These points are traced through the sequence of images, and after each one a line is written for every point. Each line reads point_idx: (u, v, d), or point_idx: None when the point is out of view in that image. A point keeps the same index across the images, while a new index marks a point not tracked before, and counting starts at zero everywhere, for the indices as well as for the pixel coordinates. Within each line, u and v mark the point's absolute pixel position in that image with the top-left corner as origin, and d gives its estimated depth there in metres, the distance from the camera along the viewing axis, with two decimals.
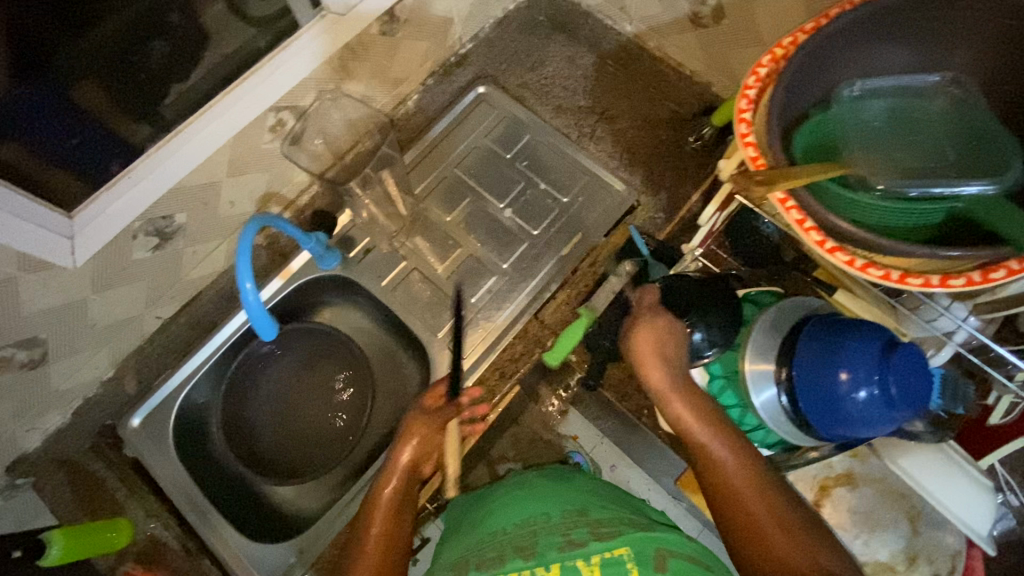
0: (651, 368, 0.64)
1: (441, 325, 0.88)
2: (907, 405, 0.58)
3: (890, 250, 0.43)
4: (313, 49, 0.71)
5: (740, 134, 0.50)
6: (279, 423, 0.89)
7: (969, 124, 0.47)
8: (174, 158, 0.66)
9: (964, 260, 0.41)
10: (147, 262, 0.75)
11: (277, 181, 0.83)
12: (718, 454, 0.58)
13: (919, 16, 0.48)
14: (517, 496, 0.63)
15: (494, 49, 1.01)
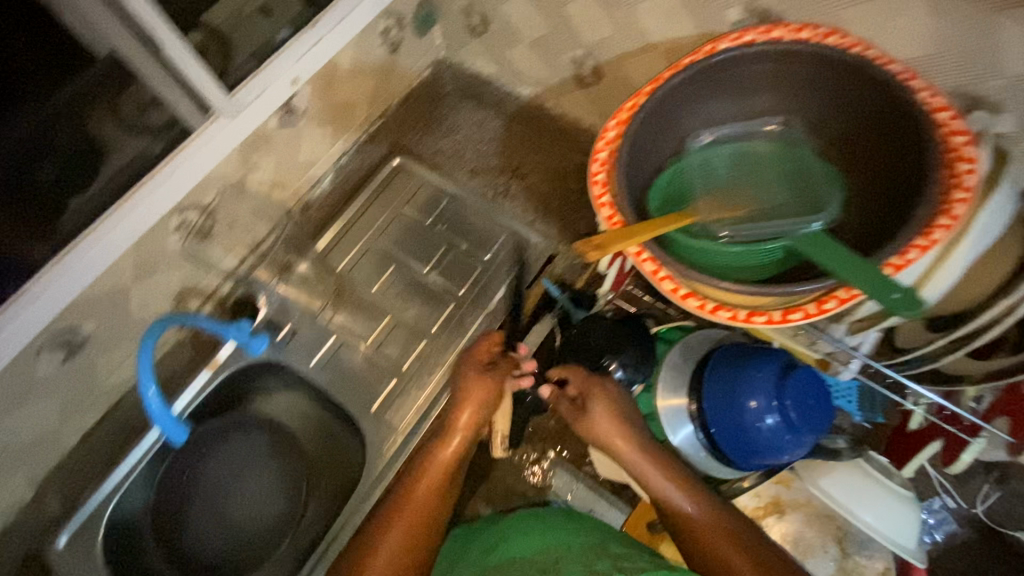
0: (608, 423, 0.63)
1: (374, 398, 0.86)
2: (809, 427, 0.60)
3: (735, 292, 0.45)
4: (210, 151, 0.73)
5: (595, 196, 0.53)
6: (219, 523, 0.82)
7: (796, 165, 0.51)
8: (70, 273, 0.65)
9: (798, 295, 0.44)
10: (57, 376, 0.73)
11: (192, 277, 0.84)
12: (659, 489, 0.59)
13: (738, 71, 0.52)
14: (520, 530, 0.67)
15: (404, 123, 1.06)
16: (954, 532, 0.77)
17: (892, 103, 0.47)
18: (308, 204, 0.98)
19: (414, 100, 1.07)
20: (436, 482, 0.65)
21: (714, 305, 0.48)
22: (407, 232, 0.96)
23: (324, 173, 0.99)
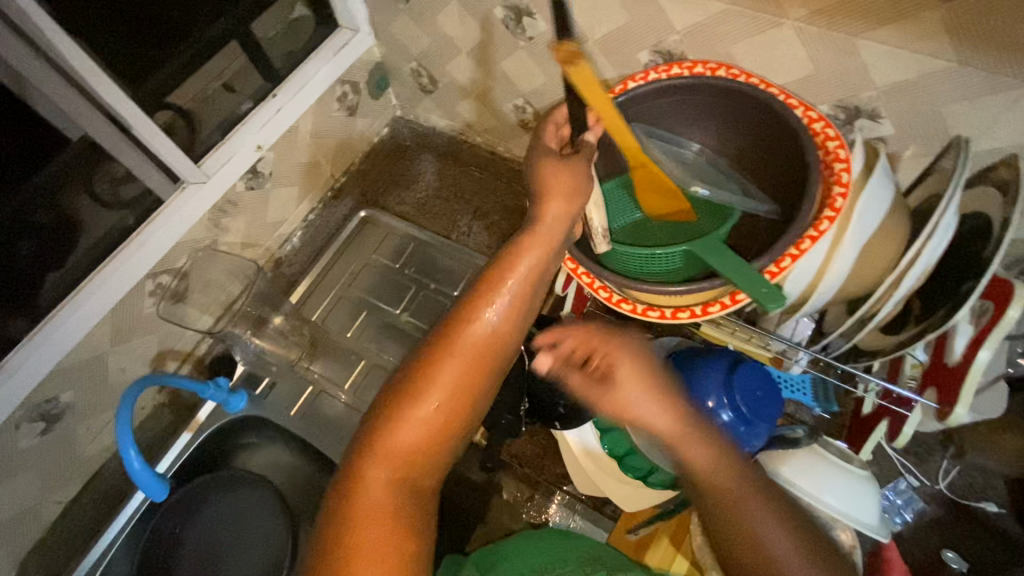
0: (622, 368, 0.51)
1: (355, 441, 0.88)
2: (761, 419, 0.63)
3: (656, 295, 0.51)
4: (181, 218, 0.79)
5: None
6: None
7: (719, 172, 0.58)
8: (45, 345, 0.69)
9: (710, 289, 0.50)
10: (36, 448, 0.75)
11: (168, 339, 0.87)
12: (637, 392, 0.50)
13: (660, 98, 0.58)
14: (513, 549, 0.68)
15: (367, 178, 1.13)
16: (924, 510, 0.80)
17: (783, 126, 0.53)
18: (278, 265, 1.04)
19: (372, 161, 1.15)
20: (439, 423, 0.44)
21: (642, 308, 0.54)
22: (380, 278, 1.01)
23: (291, 233, 1.06)
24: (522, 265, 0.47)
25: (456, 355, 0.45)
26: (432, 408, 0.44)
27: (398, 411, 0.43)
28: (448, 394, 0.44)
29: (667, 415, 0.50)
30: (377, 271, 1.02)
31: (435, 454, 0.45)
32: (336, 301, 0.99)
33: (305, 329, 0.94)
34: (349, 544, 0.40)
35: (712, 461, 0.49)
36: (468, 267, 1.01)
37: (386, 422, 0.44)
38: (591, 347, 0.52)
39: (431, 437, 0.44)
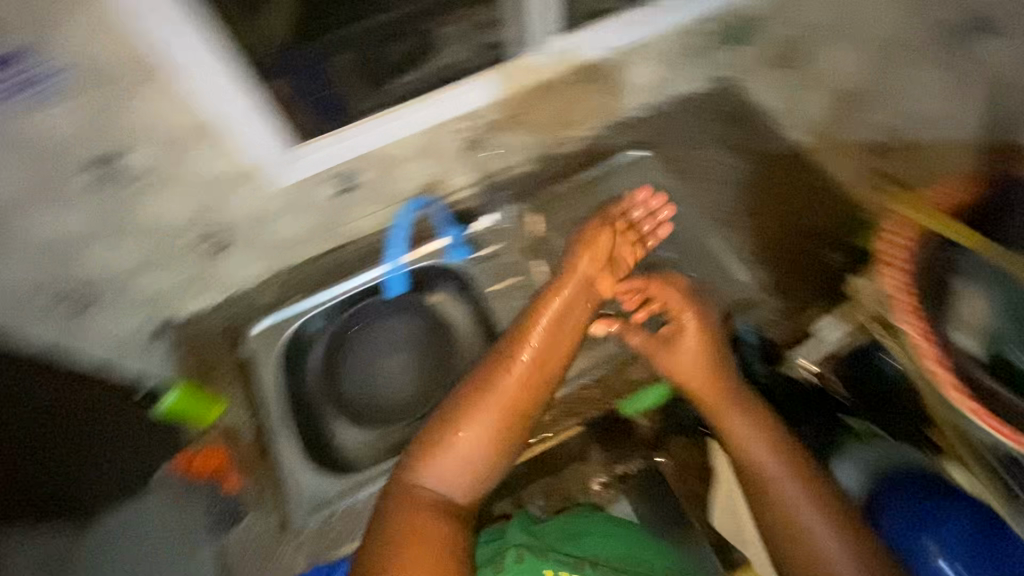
0: (664, 355, 0.79)
1: None
2: None
3: None
4: (516, 79, 0.85)
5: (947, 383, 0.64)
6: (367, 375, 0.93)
7: None
8: (387, 126, 0.81)
9: None
10: (325, 202, 0.87)
11: (444, 172, 0.93)
12: (771, 467, 0.71)
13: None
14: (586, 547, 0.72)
15: (663, 121, 1.05)
16: None
17: None
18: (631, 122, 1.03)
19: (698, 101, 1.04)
20: (491, 427, 0.72)
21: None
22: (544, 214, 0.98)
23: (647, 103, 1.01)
24: (566, 337, 0.77)
25: (514, 378, 0.74)
26: (503, 415, 0.73)
27: (475, 430, 0.72)
28: (507, 406, 0.73)
29: (740, 428, 0.74)
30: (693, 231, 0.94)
31: (519, 415, 0.73)
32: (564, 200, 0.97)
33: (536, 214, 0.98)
34: (470, 468, 0.72)
35: (775, 472, 0.71)
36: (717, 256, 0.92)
37: (483, 436, 0.72)
38: (561, 305, 0.79)
39: (506, 436, 0.73)
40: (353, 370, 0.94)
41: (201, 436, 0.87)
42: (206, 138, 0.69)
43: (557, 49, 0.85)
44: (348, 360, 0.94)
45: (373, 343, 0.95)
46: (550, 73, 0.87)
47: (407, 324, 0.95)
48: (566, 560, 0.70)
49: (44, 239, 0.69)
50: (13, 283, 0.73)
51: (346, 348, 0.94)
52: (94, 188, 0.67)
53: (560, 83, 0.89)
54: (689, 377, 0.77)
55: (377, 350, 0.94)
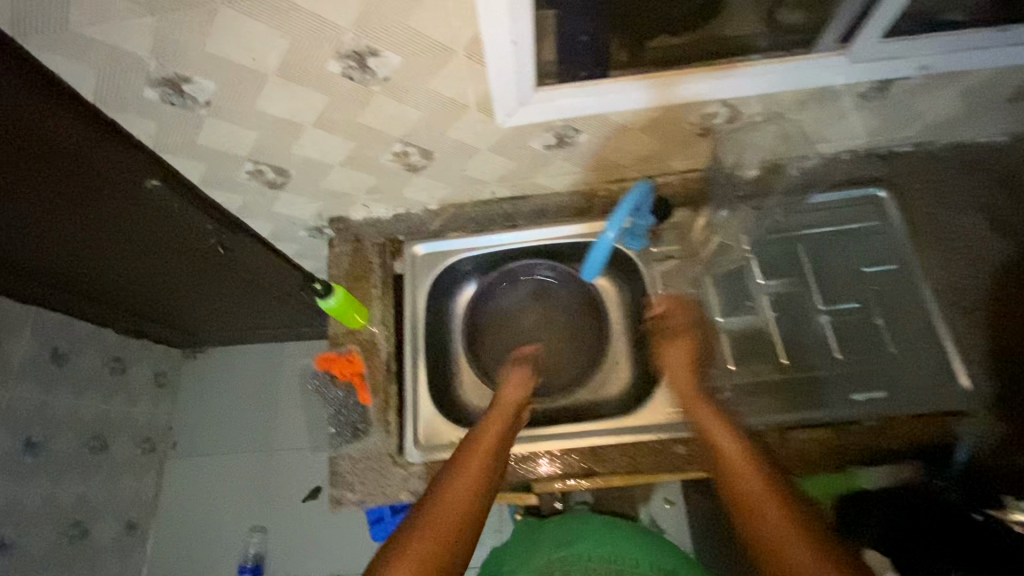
0: (696, 407, 0.74)
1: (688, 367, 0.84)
2: None
3: None
4: (809, 78, 0.68)
5: None
6: (503, 325, 0.95)
7: None
8: (639, 92, 0.69)
9: None
10: (533, 152, 0.79)
11: (661, 155, 0.83)
12: (770, 508, 0.59)
13: None
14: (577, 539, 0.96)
15: (923, 167, 0.89)
16: None
17: None
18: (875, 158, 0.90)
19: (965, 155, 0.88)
20: (473, 473, 0.66)
21: None
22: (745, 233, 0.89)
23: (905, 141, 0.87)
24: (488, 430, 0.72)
25: (490, 428, 0.73)
26: (461, 484, 0.64)
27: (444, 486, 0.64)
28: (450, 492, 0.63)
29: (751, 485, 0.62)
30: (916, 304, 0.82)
31: (475, 493, 0.64)
32: (773, 221, 0.89)
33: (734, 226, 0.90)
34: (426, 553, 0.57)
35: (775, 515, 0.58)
36: (932, 345, 0.80)
37: (436, 501, 0.62)
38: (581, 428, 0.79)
39: (463, 511, 0.62)
40: (496, 333, 0.94)
41: (345, 336, 0.89)
42: (454, 59, 0.60)
43: (880, 52, 0.66)
44: (493, 321, 0.95)
45: (523, 315, 0.95)
46: (854, 79, 0.68)
47: (560, 308, 0.95)
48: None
49: (274, 115, 0.67)
50: (227, 144, 0.71)
51: (496, 309, 0.95)
52: (343, 80, 0.62)
53: (852, 93, 0.72)
54: (709, 431, 0.70)
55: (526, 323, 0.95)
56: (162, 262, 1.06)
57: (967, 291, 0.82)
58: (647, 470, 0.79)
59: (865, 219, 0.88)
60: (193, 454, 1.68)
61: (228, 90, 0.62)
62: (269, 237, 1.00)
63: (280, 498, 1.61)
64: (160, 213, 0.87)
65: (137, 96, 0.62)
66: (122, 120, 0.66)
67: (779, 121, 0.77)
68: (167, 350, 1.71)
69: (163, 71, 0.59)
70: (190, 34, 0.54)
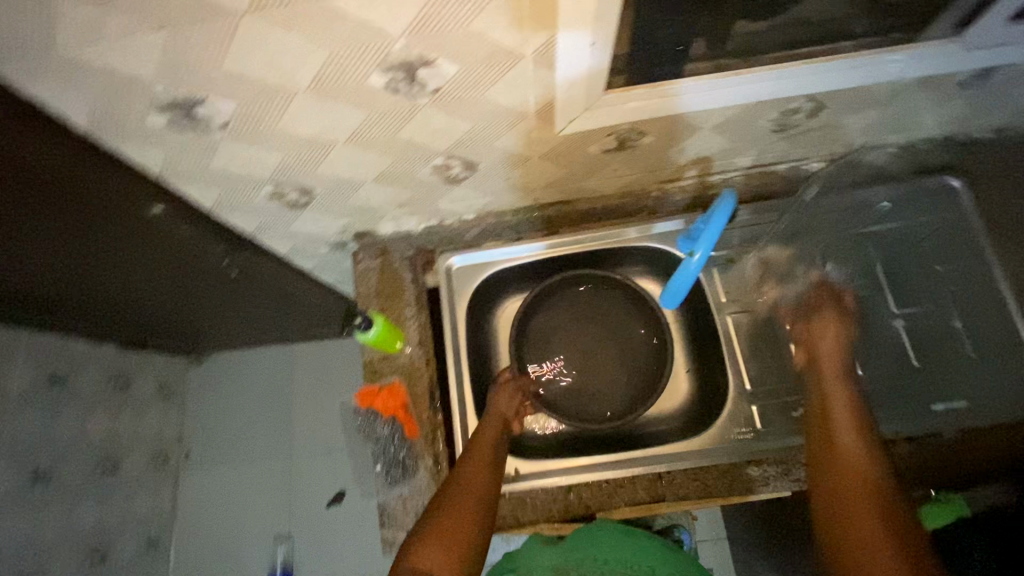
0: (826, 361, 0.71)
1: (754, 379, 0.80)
2: None
3: None
4: (908, 68, 0.60)
5: None
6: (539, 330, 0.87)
7: None
8: (717, 91, 0.60)
9: None
10: (588, 157, 0.71)
11: (725, 153, 0.75)
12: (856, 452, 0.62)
13: None
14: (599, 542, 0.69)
15: (1002, 152, 0.82)
16: None
17: None
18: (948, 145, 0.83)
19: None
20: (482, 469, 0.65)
21: None
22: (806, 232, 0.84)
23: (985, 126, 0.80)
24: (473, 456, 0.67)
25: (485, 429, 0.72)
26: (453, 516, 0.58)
27: (438, 518, 0.58)
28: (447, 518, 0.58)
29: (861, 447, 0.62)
30: None
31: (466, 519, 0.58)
32: (836, 219, 0.83)
33: (796, 225, 0.84)
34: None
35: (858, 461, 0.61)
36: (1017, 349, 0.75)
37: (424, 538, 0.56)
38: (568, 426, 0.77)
39: (459, 541, 0.56)
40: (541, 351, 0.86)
41: (382, 363, 0.82)
42: (519, 65, 0.51)
43: (998, 39, 0.58)
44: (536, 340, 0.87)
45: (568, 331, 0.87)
46: (961, 68, 0.61)
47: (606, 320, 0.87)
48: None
49: (302, 134, 0.57)
50: (245, 166, 0.62)
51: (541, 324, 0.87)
52: (386, 94, 0.53)
53: (949, 82, 0.65)
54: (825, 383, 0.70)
55: (571, 336, 0.87)
56: (167, 282, 0.97)
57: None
58: (721, 492, 0.74)
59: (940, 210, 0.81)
60: (207, 464, 1.62)
61: (249, 112, 0.52)
62: (286, 254, 0.92)
63: (303, 505, 1.56)
64: (166, 238, 0.78)
65: (141, 122, 0.52)
66: (124, 149, 0.56)
67: (860, 114, 0.70)
68: (170, 360, 1.62)
69: (173, 94, 0.49)
70: (207, 52, 0.44)
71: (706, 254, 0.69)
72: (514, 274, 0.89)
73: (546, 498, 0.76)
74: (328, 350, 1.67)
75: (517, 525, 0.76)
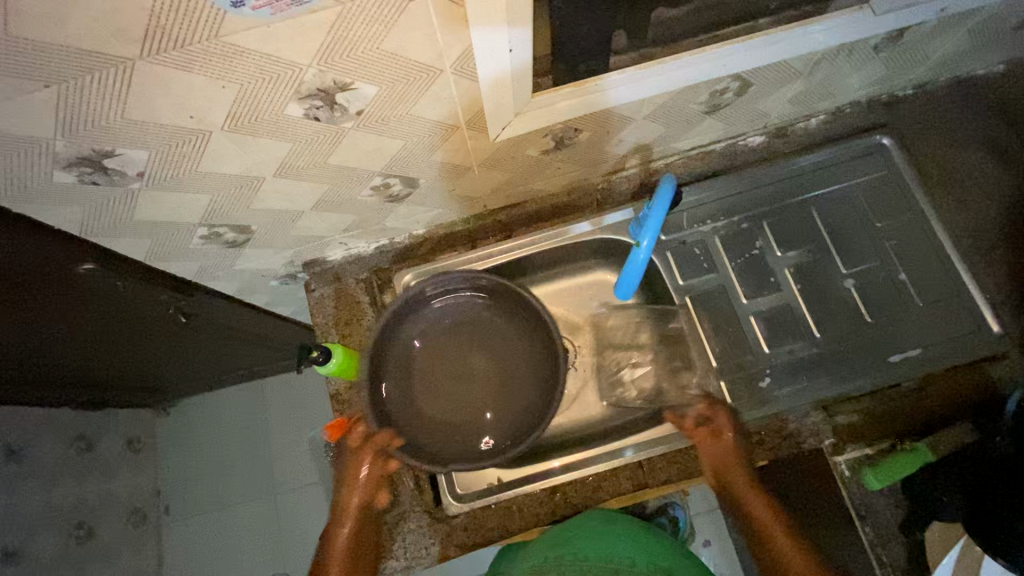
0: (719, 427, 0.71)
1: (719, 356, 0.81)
2: None
3: None
4: (823, 39, 0.61)
5: None
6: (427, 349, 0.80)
7: None
8: (645, 81, 0.60)
9: None
10: (528, 159, 0.70)
11: (663, 138, 0.76)
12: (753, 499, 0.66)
13: None
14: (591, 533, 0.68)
15: (923, 107, 0.85)
16: None
17: None
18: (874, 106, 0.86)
19: (965, 92, 0.85)
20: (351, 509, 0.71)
21: None
22: (750, 205, 0.85)
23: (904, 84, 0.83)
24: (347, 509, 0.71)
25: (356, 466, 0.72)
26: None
27: None
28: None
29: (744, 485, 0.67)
30: (936, 254, 0.80)
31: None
32: (777, 189, 0.85)
33: (741, 199, 0.85)
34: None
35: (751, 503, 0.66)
36: (959, 293, 0.78)
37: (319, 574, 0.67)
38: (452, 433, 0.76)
39: None
40: (430, 372, 0.80)
41: (349, 392, 0.80)
42: (440, 79, 0.50)
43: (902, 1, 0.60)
44: (426, 359, 0.80)
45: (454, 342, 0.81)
46: (874, 33, 0.63)
47: (493, 319, 0.82)
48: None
49: (227, 172, 0.55)
50: (173, 213, 0.59)
51: (433, 345, 0.81)
52: (307, 122, 0.51)
53: (864, 47, 0.66)
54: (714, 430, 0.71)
55: (457, 351, 0.81)
56: (113, 337, 0.92)
57: (983, 231, 0.80)
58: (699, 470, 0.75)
59: (874, 169, 0.84)
60: (188, 516, 1.55)
61: (164, 157, 0.50)
62: (236, 292, 0.88)
63: (295, 542, 1.52)
64: (102, 294, 0.74)
65: (47, 182, 0.49)
66: (36, 211, 0.53)
67: (786, 87, 0.71)
68: (134, 413, 1.55)
69: (76, 149, 0.46)
70: (105, 103, 0.42)
71: (652, 242, 0.72)
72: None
73: (530, 503, 0.76)
74: (299, 380, 1.62)
75: (506, 534, 0.75)
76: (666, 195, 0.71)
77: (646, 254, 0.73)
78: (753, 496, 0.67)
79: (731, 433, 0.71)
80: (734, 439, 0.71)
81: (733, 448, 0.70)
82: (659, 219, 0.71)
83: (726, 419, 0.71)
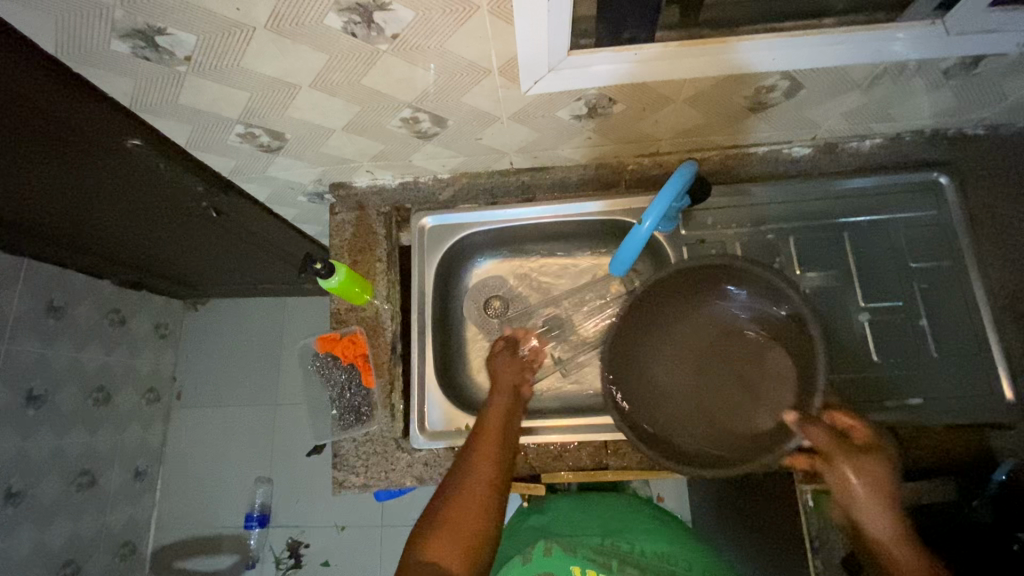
0: (835, 450, 0.61)
1: (756, 346, 0.75)
2: None
3: None
4: (889, 48, 0.58)
5: None
6: (714, 366, 0.77)
7: None
8: (686, 59, 0.59)
9: None
10: (561, 122, 0.70)
11: (701, 128, 0.74)
12: (881, 512, 0.58)
13: None
14: (620, 523, 0.80)
15: (988, 150, 0.80)
16: None
17: None
18: (938, 140, 0.81)
19: None
20: (497, 429, 0.71)
21: None
22: (783, 216, 0.82)
23: (975, 123, 0.78)
24: (486, 436, 0.70)
25: (500, 403, 0.75)
26: (452, 519, 0.59)
27: (462, 472, 0.65)
28: (450, 518, 0.60)
29: (873, 510, 0.58)
30: (964, 304, 0.75)
31: (483, 507, 0.61)
32: (813, 207, 0.82)
33: (773, 211, 0.82)
34: None
35: (880, 521, 0.58)
36: (980, 352, 0.73)
37: (429, 536, 0.58)
38: (652, 383, 0.76)
39: (481, 495, 0.62)
40: (651, 344, 0.78)
41: (348, 313, 0.85)
42: (476, 17, 0.51)
43: (980, 26, 0.56)
44: (663, 319, 0.77)
45: (676, 307, 0.77)
46: (945, 54, 0.59)
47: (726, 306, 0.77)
48: (596, 561, 0.71)
49: (265, 74, 0.58)
50: (214, 105, 0.63)
51: (674, 325, 0.78)
52: (345, 37, 0.53)
53: (935, 69, 0.62)
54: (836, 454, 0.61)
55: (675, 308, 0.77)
56: (155, 221, 0.99)
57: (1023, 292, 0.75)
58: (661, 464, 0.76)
59: (922, 204, 0.79)
60: (197, 405, 1.69)
61: (211, 46, 0.53)
62: (265, 200, 0.93)
63: (282, 455, 1.61)
64: (146, 174, 0.80)
65: (106, 48, 0.53)
66: (93, 77, 0.58)
67: (842, 97, 0.68)
68: (167, 302, 1.67)
69: (132, 21, 0.49)
70: None
71: (654, 224, 0.69)
72: (488, 237, 0.90)
73: None
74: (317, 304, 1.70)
75: None
76: (676, 181, 0.67)
77: (644, 232, 0.70)
78: (864, 501, 0.59)
79: (859, 464, 0.60)
80: (853, 470, 0.60)
81: (857, 465, 0.60)
82: (658, 203, 0.67)
83: (838, 447, 0.62)
